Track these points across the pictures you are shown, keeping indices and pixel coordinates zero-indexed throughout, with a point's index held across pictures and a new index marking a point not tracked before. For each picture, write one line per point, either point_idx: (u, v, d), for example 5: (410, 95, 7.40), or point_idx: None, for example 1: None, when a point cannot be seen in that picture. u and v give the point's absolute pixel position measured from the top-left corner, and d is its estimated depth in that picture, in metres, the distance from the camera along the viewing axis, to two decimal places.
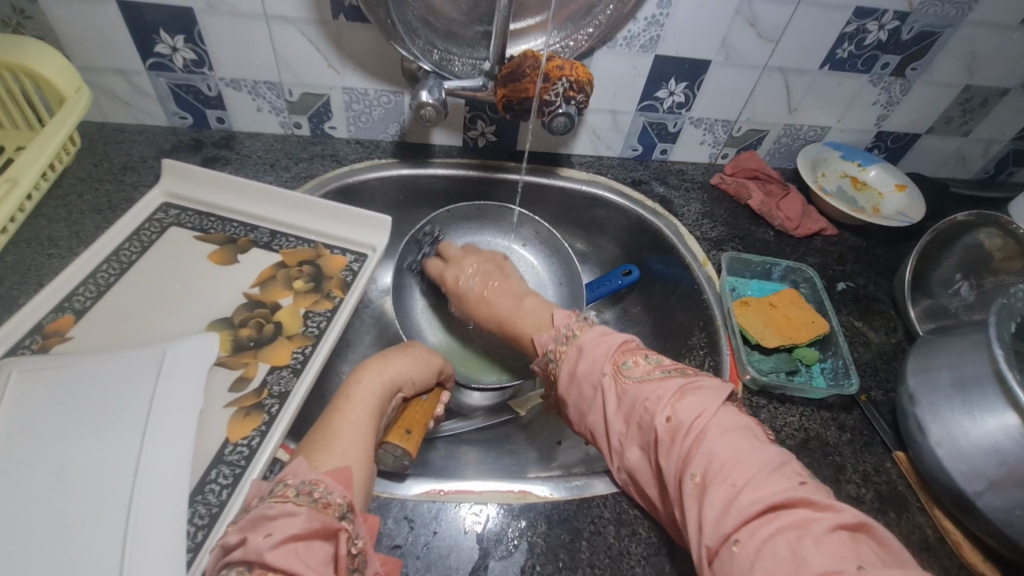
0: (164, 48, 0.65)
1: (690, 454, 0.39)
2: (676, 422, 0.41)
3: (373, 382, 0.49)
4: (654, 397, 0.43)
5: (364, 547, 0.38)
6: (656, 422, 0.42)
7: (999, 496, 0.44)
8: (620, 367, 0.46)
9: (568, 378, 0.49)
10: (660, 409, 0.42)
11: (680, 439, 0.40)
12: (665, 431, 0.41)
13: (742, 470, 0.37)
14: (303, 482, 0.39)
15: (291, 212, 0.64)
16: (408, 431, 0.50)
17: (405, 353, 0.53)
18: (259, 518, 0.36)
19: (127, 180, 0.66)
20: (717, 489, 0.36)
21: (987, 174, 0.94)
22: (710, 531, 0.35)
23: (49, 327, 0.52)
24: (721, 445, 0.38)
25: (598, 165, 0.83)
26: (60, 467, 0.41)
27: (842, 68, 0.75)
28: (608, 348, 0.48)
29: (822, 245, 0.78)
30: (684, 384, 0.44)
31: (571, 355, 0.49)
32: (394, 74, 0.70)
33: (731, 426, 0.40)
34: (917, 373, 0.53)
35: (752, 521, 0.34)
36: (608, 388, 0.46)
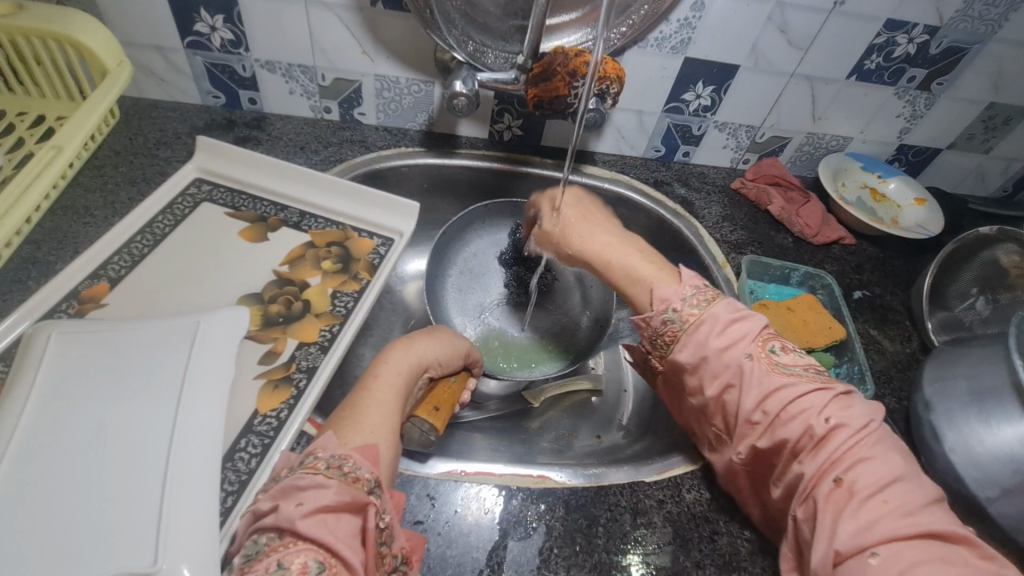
0: (204, 27, 0.67)
1: (840, 462, 0.40)
2: (835, 426, 0.41)
3: (400, 360, 0.50)
4: (806, 398, 0.43)
5: (390, 522, 0.39)
6: (811, 420, 0.42)
7: (1012, 504, 0.45)
8: (768, 352, 0.46)
9: (712, 354, 0.46)
10: (812, 407, 0.43)
11: (832, 445, 0.41)
12: (822, 433, 0.41)
13: (899, 496, 0.37)
14: (333, 456, 0.39)
15: (321, 195, 0.65)
16: (436, 408, 0.51)
17: (430, 335, 0.54)
18: (289, 488, 0.37)
19: (161, 154, 0.67)
20: (869, 503, 0.37)
21: (1005, 193, 0.94)
22: (850, 533, 0.36)
23: (85, 293, 0.53)
24: (881, 463, 0.39)
25: (621, 164, 0.84)
26: (99, 427, 0.42)
27: (868, 80, 0.76)
28: (751, 333, 0.47)
29: (839, 253, 0.79)
30: (840, 391, 0.44)
31: (702, 324, 0.47)
32: (427, 64, 0.71)
33: (891, 447, 0.40)
34: (935, 382, 0.54)
35: (901, 539, 0.35)
36: (755, 372, 0.45)
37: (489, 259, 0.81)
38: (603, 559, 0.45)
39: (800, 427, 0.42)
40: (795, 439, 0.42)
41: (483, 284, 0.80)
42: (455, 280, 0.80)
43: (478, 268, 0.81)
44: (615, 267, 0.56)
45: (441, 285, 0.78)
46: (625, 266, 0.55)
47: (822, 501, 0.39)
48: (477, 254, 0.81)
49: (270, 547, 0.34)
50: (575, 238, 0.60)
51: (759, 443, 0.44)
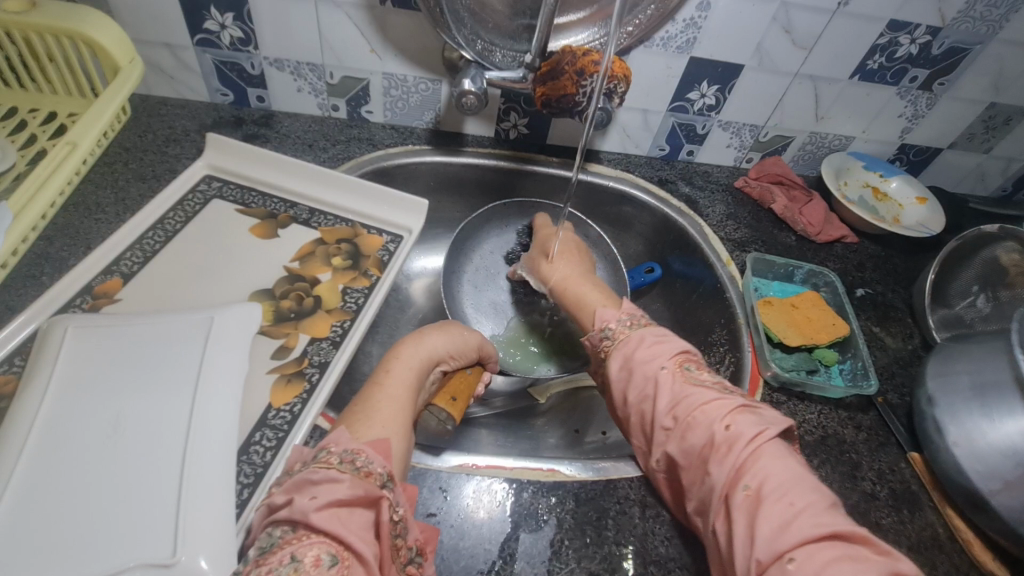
0: (213, 25, 0.67)
1: (744, 467, 0.39)
2: (735, 433, 0.41)
3: (410, 357, 0.51)
4: (712, 407, 0.43)
5: (404, 514, 0.39)
6: (713, 427, 0.42)
7: (1014, 496, 0.46)
8: (682, 369, 0.47)
9: (633, 366, 0.49)
10: (717, 414, 0.43)
11: (735, 451, 0.40)
12: (722, 438, 0.41)
13: (799, 498, 0.37)
14: (346, 449, 0.40)
15: (330, 192, 0.66)
16: (454, 398, 0.54)
17: (439, 331, 0.54)
18: (303, 481, 0.37)
19: (171, 151, 0.68)
20: (773, 506, 0.37)
21: (1004, 192, 0.96)
22: (764, 539, 0.36)
23: (99, 289, 0.53)
24: (783, 469, 0.39)
25: (626, 162, 0.85)
26: (115, 420, 0.42)
27: (871, 80, 0.77)
28: (671, 349, 0.49)
29: (841, 251, 0.79)
30: (747, 404, 0.44)
31: (631, 341, 0.51)
32: (434, 62, 0.71)
33: (795, 456, 0.40)
34: (937, 377, 0.55)
35: (812, 542, 0.35)
36: (670, 383, 0.46)
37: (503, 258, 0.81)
38: (613, 551, 0.46)
39: (705, 435, 0.42)
40: (702, 446, 0.42)
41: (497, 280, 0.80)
42: (471, 277, 0.80)
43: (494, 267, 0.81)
44: (569, 293, 0.62)
45: (457, 282, 0.79)
46: (575, 295, 0.62)
47: (733, 507, 0.38)
48: (493, 251, 0.81)
49: (284, 540, 0.34)
50: (574, 289, 0.62)
51: (671, 451, 0.44)
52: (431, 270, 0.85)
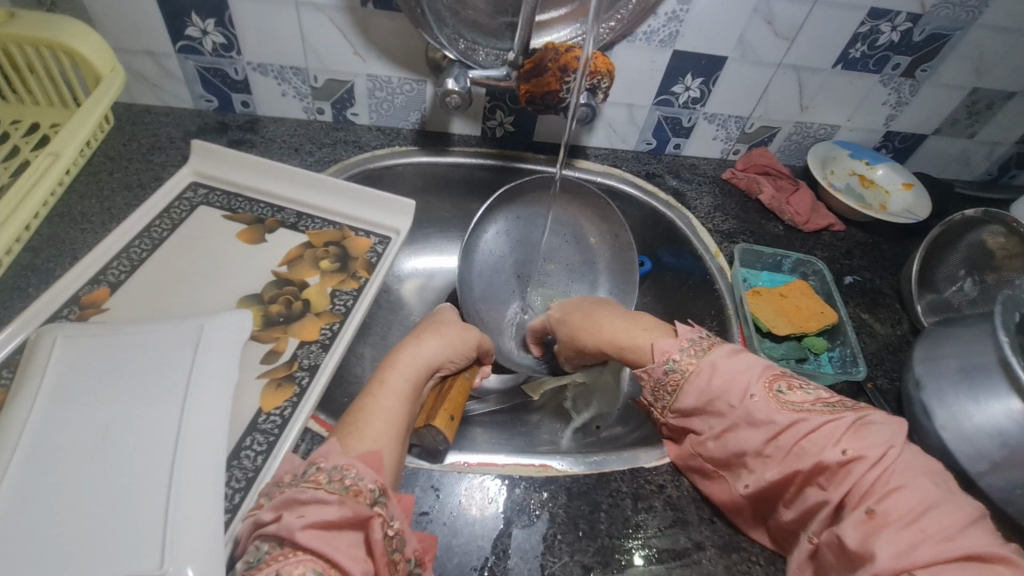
0: (195, 31, 0.67)
1: (867, 490, 0.40)
2: (854, 458, 0.41)
3: (412, 360, 0.51)
4: (821, 432, 0.43)
5: (400, 528, 0.38)
6: (827, 453, 0.42)
7: (1001, 477, 0.46)
8: (775, 393, 0.46)
9: (713, 395, 0.47)
10: (826, 439, 0.43)
11: (853, 475, 0.41)
12: (838, 464, 0.41)
13: (926, 519, 0.37)
14: (337, 466, 0.39)
15: (317, 195, 0.66)
16: (451, 416, 0.52)
17: (437, 333, 0.55)
18: (291, 500, 0.37)
19: (156, 160, 0.68)
20: (896, 528, 0.37)
21: (990, 176, 0.96)
22: (889, 554, 0.36)
23: (86, 299, 0.53)
24: (915, 491, 0.39)
25: (613, 157, 0.85)
26: (104, 429, 0.42)
27: (853, 68, 0.77)
28: (758, 371, 0.47)
29: (829, 240, 0.80)
30: (857, 418, 0.44)
31: (703, 371, 0.48)
32: (418, 63, 0.71)
33: (919, 471, 0.40)
34: (924, 361, 0.55)
35: (942, 564, 0.35)
36: (761, 410, 0.45)
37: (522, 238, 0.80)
38: (607, 543, 0.46)
39: (815, 462, 0.42)
40: (810, 471, 0.42)
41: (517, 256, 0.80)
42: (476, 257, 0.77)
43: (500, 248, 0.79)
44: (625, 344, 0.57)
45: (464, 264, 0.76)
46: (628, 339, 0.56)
47: (852, 528, 0.39)
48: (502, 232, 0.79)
49: (269, 557, 0.35)
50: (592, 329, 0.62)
51: (769, 475, 0.44)
52: (422, 271, 0.85)
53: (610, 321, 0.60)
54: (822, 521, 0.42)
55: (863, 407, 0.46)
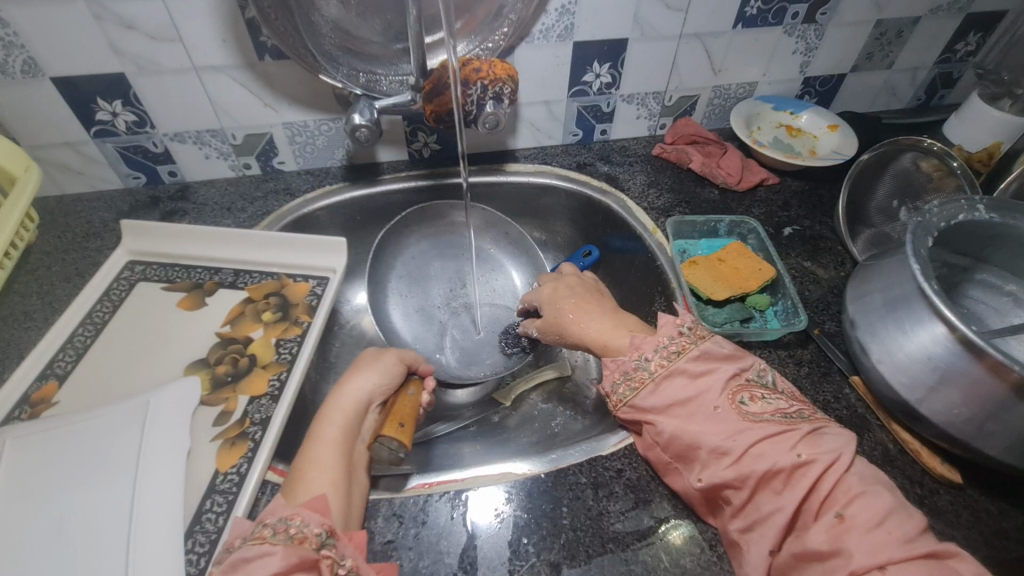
0: (105, 115, 0.68)
1: (829, 494, 0.40)
2: (808, 461, 0.42)
3: (341, 401, 0.52)
4: (778, 438, 0.43)
5: (354, 564, 0.40)
6: (785, 457, 0.42)
7: (939, 400, 0.47)
8: (737, 404, 0.46)
9: (675, 398, 0.48)
10: (785, 444, 0.43)
11: (808, 477, 0.41)
12: (793, 467, 0.42)
13: (892, 521, 0.38)
14: (278, 521, 0.41)
15: (252, 251, 0.67)
16: (401, 423, 0.53)
17: (365, 369, 0.56)
18: (236, 561, 0.38)
19: (92, 246, 0.69)
20: (866, 531, 0.38)
21: (919, 100, 0.98)
22: (860, 556, 0.37)
23: (35, 396, 0.54)
24: (873, 495, 0.39)
25: (543, 155, 0.86)
26: (60, 523, 0.44)
27: (754, 25, 0.78)
28: (724, 380, 0.48)
29: (765, 195, 0.81)
30: (811, 429, 0.44)
31: (672, 374, 0.49)
32: (328, 102, 0.73)
33: (875, 479, 0.41)
34: (856, 299, 0.56)
35: (908, 563, 0.36)
36: (723, 415, 0.46)
37: (430, 260, 0.83)
38: (571, 537, 0.47)
39: (773, 463, 0.42)
40: (764, 473, 0.42)
41: (424, 288, 0.82)
42: (398, 292, 0.80)
43: (417, 271, 0.82)
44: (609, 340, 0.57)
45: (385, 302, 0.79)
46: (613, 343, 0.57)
47: (818, 529, 0.39)
48: (415, 260, 0.82)
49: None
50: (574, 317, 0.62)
51: (724, 476, 0.44)
52: None
53: (594, 324, 0.60)
54: (777, 524, 0.41)
55: (816, 418, 0.46)
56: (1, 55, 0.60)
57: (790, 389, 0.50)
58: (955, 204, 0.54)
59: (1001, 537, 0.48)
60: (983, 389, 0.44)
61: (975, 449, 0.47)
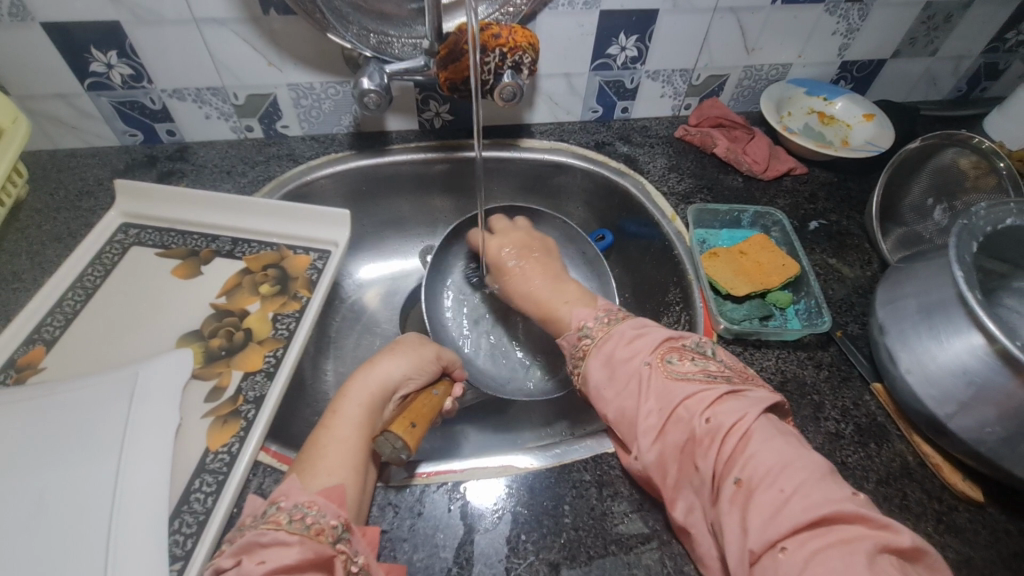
0: (99, 66, 0.64)
1: (735, 457, 0.40)
2: (716, 424, 0.42)
3: (363, 386, 0.49)
4: (692, 399, 0.44)
5: (365, 561, 0.38)
6: (694, 421, 0.43)
7: (971, 417, 0.45)
8: (665, 362, 0.48)
9: (617, 364, 0.49)
10: (697, 408, 0.43)
11: (722, 441, 0.41)
12: (703, 431, 0.42)
13: (791, 478, 0.37)
14: (297, 505, 0.39)
15: (251, 219, 0.64)
16: (413, 424, 0.47)
17: (390, 353, 0.53)
18: (250, 544, 0.36)
19: (85, 206, 0.66)
20: (765, 493, 0.37)
21: (960, 92, 0.92)
22: (755, 529, 0.36)
23: (22, 361, 0.52)
24: (769, 452, 0.39)
25: (560, 131, 0.82)
26: (40, 498, 0.42)
27: (795, 1, 0.73)
28: (653, 343, 0.49)
29: (792, 185, 0.77)
30: (730, 389, 0.45)
31: (610, 341, 0.51)
32: (336, 63, 0.68)
33: (777, 435, 0.41)
34: (887, 304, 0.53)
35: (802, 526, 0.35)
36: (652, 380, 0.47)
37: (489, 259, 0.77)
38: (572, 537, 0.45)
39: (689, 429, 0.43)
40: (685, 441, 0.43)
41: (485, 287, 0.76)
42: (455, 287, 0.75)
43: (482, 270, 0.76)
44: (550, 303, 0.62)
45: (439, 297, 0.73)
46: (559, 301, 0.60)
47: (723, 500, 0.39)
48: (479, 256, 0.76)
49: None
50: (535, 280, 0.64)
51: (649, 448, 0.44)
52: (381, 278, 0.83)
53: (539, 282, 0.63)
54: (704, 493, 0.41)
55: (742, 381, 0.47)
56: None
57: (733, 360, 0.49)
58: (1004, 207, 0.50)
59: (1021, 559, 0.46)
60: (1021, 408, 0.41)
61: (1004, 470, 0.44)
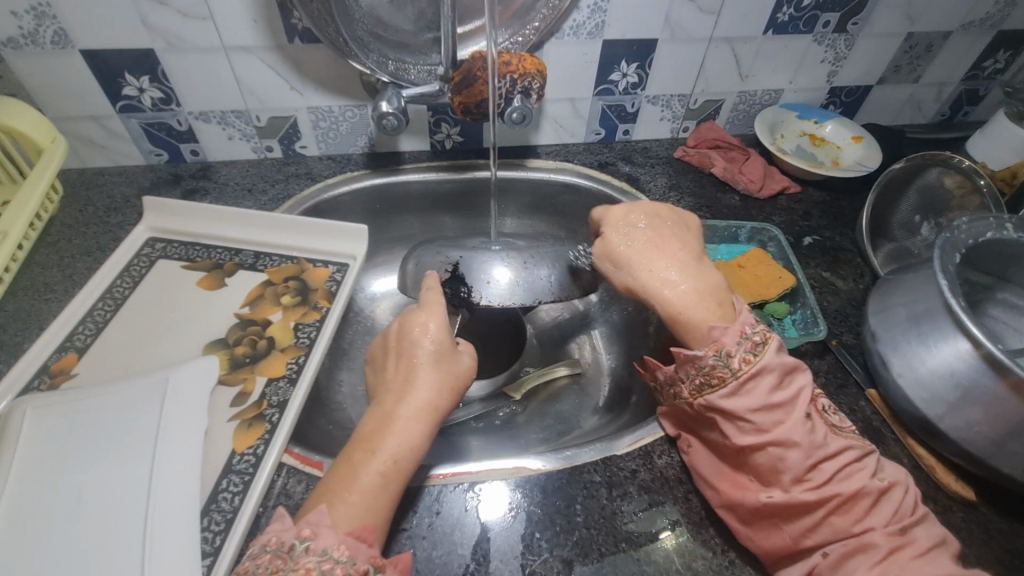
0: (132, 90, 0.68)
1: (893, 518, 0.42)
2: (887, 489, 0.43)
3: (410, 417, 0.47)
4: (854, 457, 0.45)
5: None
6: (862, 478, 0.43)
7: (960, 417, 0.47)
8: (822, 411, 0.47)
9: (773, 397, 0.46)
10: (860, 466, 0.44)
11: (891, 502, 0.43)
12: (874, 489, 0.43)
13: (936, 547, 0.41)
14: (326, 551, 0.38)
15: (273, 234, 0.67)
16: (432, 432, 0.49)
17: (428, 371, 0.49)
18: None
19: (113, 221, 0.69)
20: (923, 553, 0.40)
21: (944, 116, 0.97)
22: None
23: (55, 367, 0.54)
24: (922, 524, 0.42)
25: (564, 152, 0.86)
26: (77, 494, 0.44)
27: (785, 32, 0.77)
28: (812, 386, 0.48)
29: (786, 203, 0.80)
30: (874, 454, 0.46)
31: (763, 369, 0.47)
32: (355, 89, 0.73)
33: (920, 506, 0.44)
34: (878, 313, 0.56)
35: None
36: (817, 429, 0.45)
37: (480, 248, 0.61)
38: (584, 535, 0.47)
39: (857, 483, 0.43)
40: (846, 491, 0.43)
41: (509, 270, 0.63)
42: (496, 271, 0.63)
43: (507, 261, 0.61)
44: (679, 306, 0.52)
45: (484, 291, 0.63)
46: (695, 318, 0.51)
47: (884, 548, 0.40)
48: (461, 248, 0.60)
49: None
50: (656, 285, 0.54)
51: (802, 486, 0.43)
52: (392, 292, 0.86)
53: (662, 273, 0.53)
54: (846, 540, 0.42)
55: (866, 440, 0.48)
56: (32, 24, 0.60)
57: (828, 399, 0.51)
58: (983, 222, 0.54)
59: (1014, 556, 0.48)
60: (1006, 407, 0.44)
61: (993, 468, 0.47)
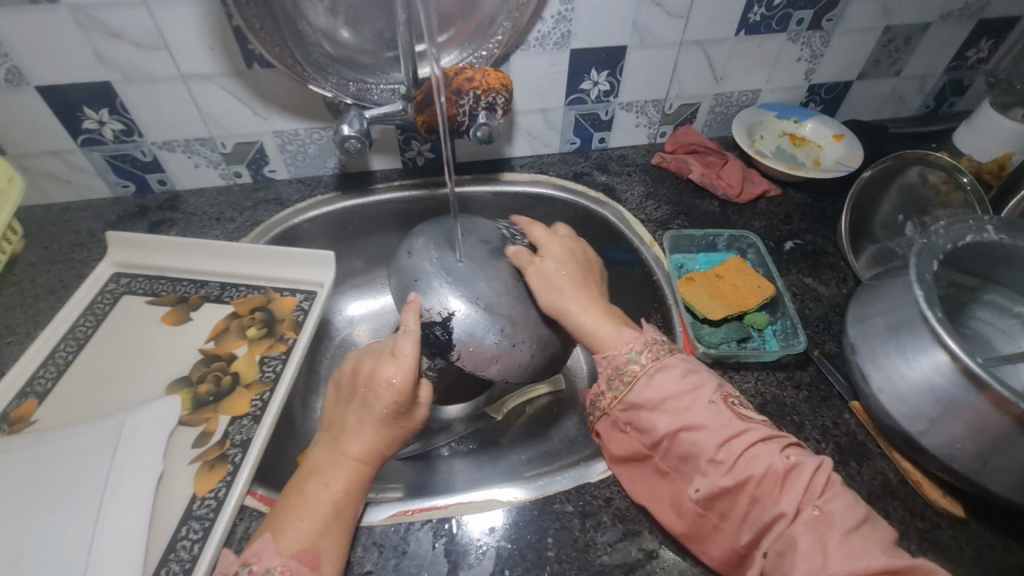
0: (92, 124, 0.67)
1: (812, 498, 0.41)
2: (792, 464, 0.42)
3: (341, 459, 0.47)
4: (765, 440, 0.44)
5: None
6: (770, 460, 0.43)
7: (942, 433, 0.45)
8: (729, 402, 0.47)
9: (673, 399, 0.47)
10: (768, 449, 0.43)
11: (799, 479, 0.41)
12: (781, 469, 0.42)
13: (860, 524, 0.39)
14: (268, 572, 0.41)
15: (239, 264, 0.66)
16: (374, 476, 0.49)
17: (364, 420, 0.49)
18: None
19: (78, 257, 0.68)
20: (843, 532, 0.38)
21: (928, 108, 0.95)
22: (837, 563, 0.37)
23: (14, 415, 0.53)
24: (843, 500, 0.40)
25: (539, 164, 0.85)
26: (29, 550, 0.43)
27: (758, 32, 0.76)
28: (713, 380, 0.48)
29: (767, 207, 0.78)
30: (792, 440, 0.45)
31: (656, 374, 0.48)
32: (319, 111, 0.71)
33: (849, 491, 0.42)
34: (857, 322, 0.54)
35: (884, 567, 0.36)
36: (718, 416, 0.45)
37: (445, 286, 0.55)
38: (556, 570, 0.46)
39: (764, 464, 0.42)
40: (758, 476, 0.42)
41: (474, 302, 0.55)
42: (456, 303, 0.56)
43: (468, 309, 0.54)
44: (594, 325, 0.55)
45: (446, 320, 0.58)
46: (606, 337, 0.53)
47: (801, 531, 0.39)
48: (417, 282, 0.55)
49: None
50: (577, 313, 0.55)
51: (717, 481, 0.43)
52: (369, 314, 0.84)
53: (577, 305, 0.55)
54: (774, 527, 0.41)
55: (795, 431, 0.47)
56: None
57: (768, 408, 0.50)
58: (963, 224, 0.52)
59: (1005, 574, 0.46)
60: (988, 423, 0.42)
61: (979, 485, 0.45)
